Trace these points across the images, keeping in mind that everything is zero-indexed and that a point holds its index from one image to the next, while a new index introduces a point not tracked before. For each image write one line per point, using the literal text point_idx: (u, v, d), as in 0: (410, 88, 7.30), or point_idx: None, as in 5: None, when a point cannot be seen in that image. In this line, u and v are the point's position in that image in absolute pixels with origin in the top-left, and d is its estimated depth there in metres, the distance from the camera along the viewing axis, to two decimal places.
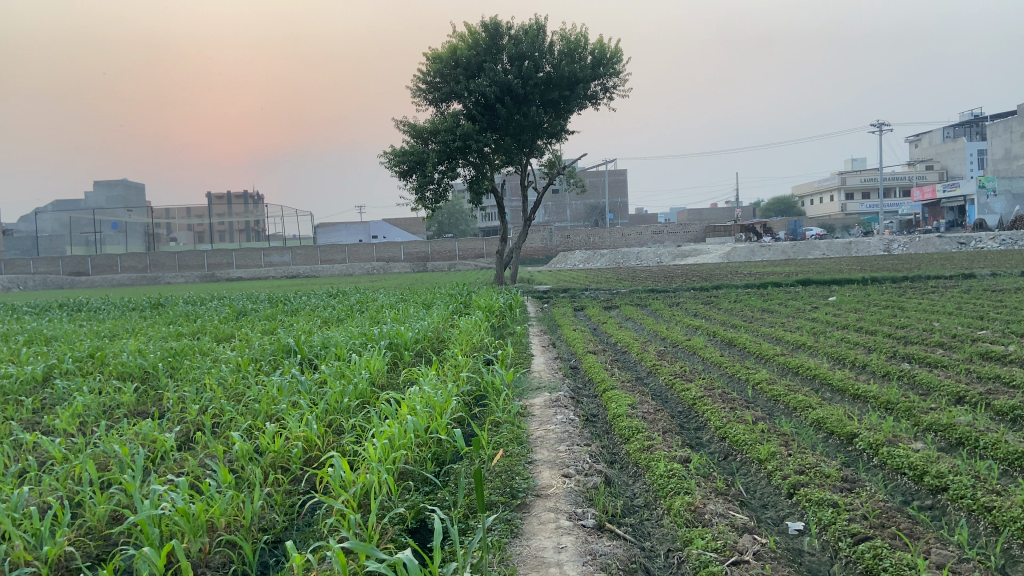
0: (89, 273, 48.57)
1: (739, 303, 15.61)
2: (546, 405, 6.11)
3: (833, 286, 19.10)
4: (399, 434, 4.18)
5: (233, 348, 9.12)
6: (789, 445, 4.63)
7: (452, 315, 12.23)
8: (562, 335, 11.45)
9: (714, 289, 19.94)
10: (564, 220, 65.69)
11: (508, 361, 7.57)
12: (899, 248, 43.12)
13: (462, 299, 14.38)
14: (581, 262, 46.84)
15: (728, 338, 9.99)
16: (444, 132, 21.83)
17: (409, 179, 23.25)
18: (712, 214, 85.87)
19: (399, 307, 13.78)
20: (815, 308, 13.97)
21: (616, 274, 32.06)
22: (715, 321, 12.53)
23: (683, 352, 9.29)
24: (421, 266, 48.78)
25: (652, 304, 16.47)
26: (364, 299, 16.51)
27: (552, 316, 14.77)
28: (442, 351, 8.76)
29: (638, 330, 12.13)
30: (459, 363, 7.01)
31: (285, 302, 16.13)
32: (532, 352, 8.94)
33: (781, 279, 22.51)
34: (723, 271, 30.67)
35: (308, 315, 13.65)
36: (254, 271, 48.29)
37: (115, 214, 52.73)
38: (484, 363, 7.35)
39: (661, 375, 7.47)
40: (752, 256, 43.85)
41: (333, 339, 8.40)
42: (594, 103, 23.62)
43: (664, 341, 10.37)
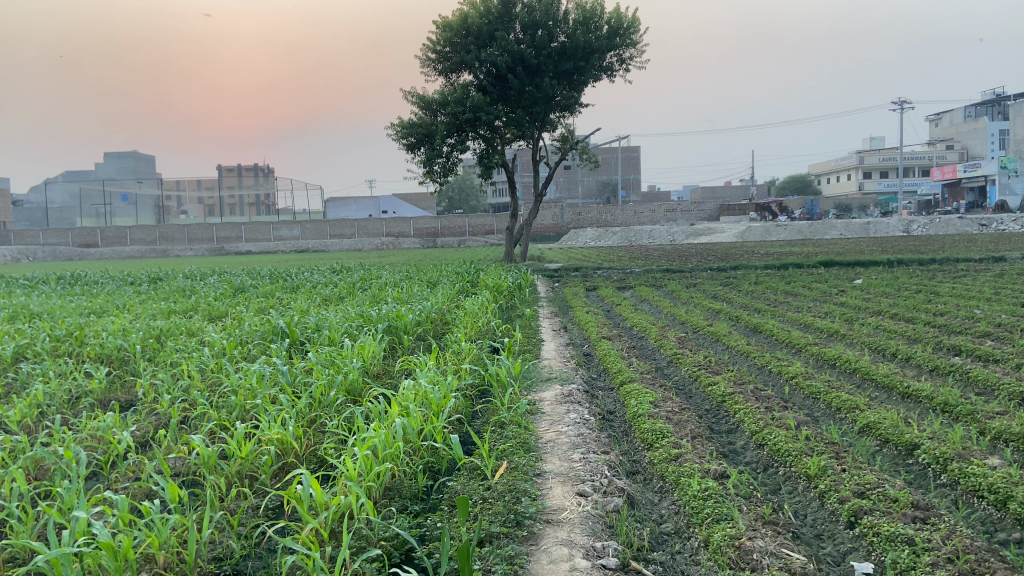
0: (99, 245, 48.22)
1: (760, 286, 14.91)
2: (557, 400, 5.48)
3: (856, 268, 18.35)
4: (385, 443, 3.55)
5: (222, 329, 8.52)
6: (841, 459, 4.00)
7: (459, 295, 11.59)
8: (575, 318, 10.79)
9: (732, 270, 19.21)
10: (576, 197, 64.81)
11: (516, 349, 6.94)
12: (919, 230, 42.09)
13: (470, 277, 13.73)
14: (593, 240, 46.06)
15: (753, 324, 9.29)
16: (453, 103, 21.06)
17: (417, 151, 22.57)
18: (726, 193, 84.63)
19: (404, 285, 13.14)
20: (842, 292, 13.24)
21: (629, 252, 31.28)
22: (737, 304, 11.85)
23: (705, 340, 8.62)
24: (431, 242, 48.13)
25: (668, 285, 15.79)
26: (369, 276, 15.90)
27: (563, 296, 14.11)
28: (446, 335, 8.14)
29: (654, 313, 11.48)
30: (461, 350, 6.37)
31: (286, 278, 15.52)
32: (541, 338, 8.29)
33: (801, 260, 21.72)
34: (739, 251, 29.85)
35: (309, 292, 13.06)
36: (263, 245, 47.81)
37: (125, 186, 52.31)
38: (489, 351, 6.73)
39: (684, 366, 6.82)
40: (767, 235, 42.92)
41: (328, 321, 7.78)
42: (610, 75, 22.70)
43: (683, 326, 9.70)
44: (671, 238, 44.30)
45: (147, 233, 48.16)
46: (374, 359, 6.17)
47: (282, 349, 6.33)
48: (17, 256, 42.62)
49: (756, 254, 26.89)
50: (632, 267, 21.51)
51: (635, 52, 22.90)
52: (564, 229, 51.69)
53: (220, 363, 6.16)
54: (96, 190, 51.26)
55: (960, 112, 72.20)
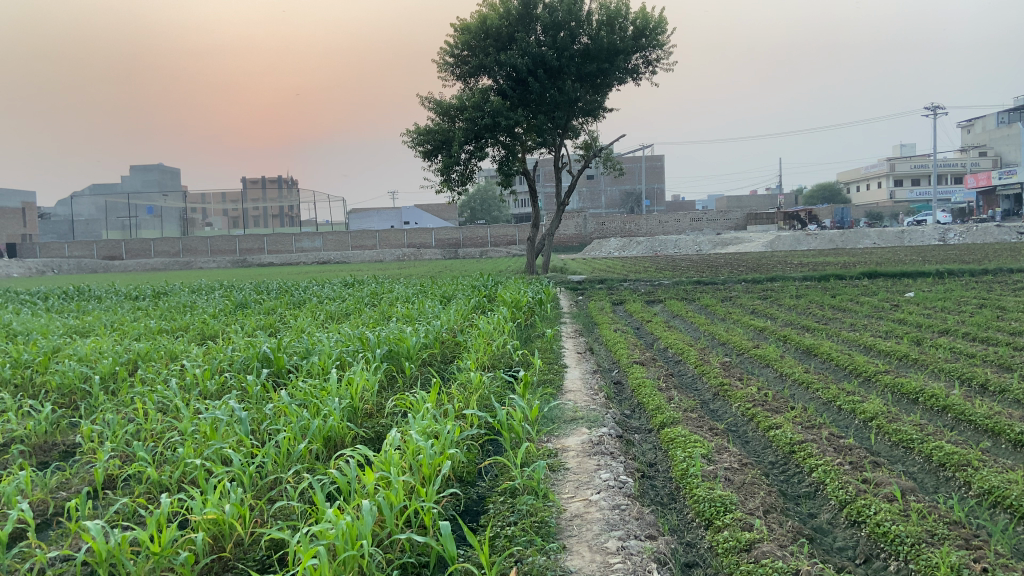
0: (123, 257, 48.00)
1: (802, 299, 13.71)
2: (584, 451, 4.40)
3: (903, 279, 17.04)
4: (344, 545, 2.54)
5: (206, 352, 7.56)
6: (979, 554, 2.93)
7: (474, 311, 10.56)
8: (603, 337, 9.71)
9: (767, 282, 18.01)
10: (600, 206, 63.77)
11: (534, 381, 5.91)
12: (956, 238, 40.34)
13: (487, 292, 12.73)
14: (617, 250, 44.96)
15: (806, 347, 8.15)
16: (471, 108, 20.15)
17: (434, 159, 21.72)
18: (752, 202, 82.98)
19: (417, 300, 12.14)
20: (896, 307, 12.01)
21: (654, 263, 30.01)
22: (782, 322, 10.67)
23: (753, 366, 7.50)
24: (453, 253, 47.30)
25: (700, 298, 14.68)
26: (381, 289, 14.96)
27: (588, 312, 13.05)
28: (454, 361, 7.11)
29: (689, 332, 10.36)
30: (470, 384, 5.33)
31: (294, 293, 14.63)
32: (565, 364, 7.23)
33: (843, 271, 20.38)
34: (770, 262, 28.60)
35: (315, 309, 12.11)
36: (285, 256, 47.28)
37: (150, 199, 52.20)
38: (503, 382, 5.71)
39: (736, 402, 5.72)
40: (797, 245, 41.50)
41: (320, 346, 6.79)
42: (635, 78, 21.67)
43: (725, 349, 8.58)
44: (697, 248, 43.00)
45: (170, 245, 47.88)
46: (364, 396, 5.16)
47: (257, 382, 5.36)
48: (40, 269, 42.48)
49: (790, 265, 25.61)
50: (661, 279, 20.38)
51: (662, 54, 21.85)
52: (588, 239, 50.63)
53: (183, 399, 5.20)
54: (121, 203, 51.07)
55: (994, 117, 69.96)
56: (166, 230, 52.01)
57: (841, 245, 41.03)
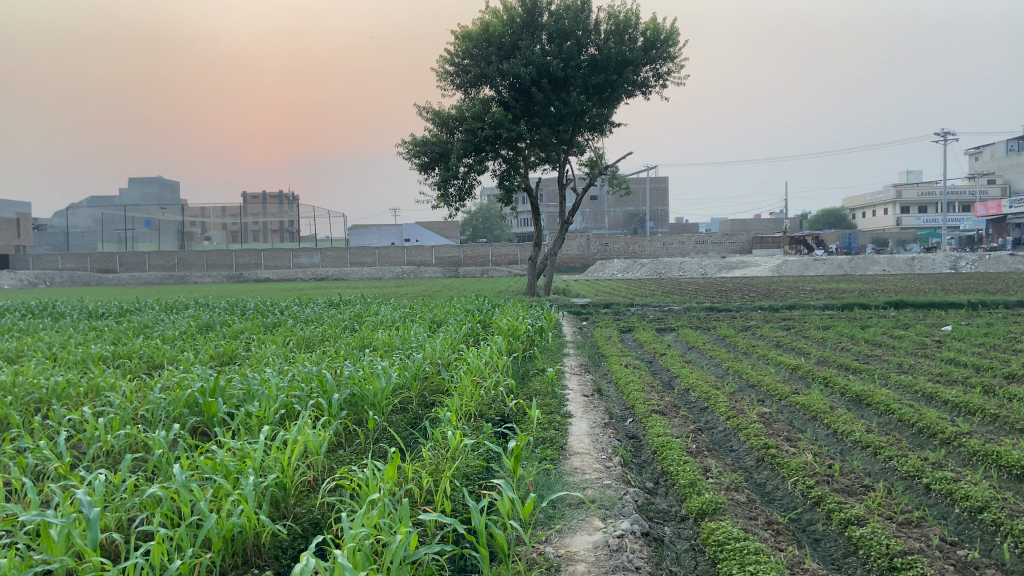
0: (118, 269, 46.77)
1: (828, 332, 12.38)
2: (597, 563, 3.10)
3: (933, 310, 15.72)
4: None
5: (133, 389, 6.27)
6: None
7: (465, 341, 9.25)
8: (612, 375, 8.37)
9: (786, 310, 16.78)
10: (602, 228, 62.73)
11: (529, 445, 4.62)
12: (968, 266, 39.04)
13: (481, 317, 11.40)
14: (621, 271, 43.74)
15: (857, 394, 6.82)
16: (471, 119, 18.97)
17: (431, 172, 20.55)
18: (756, 225, 81.75)
19: (402, 325, 10.79)
20: (939, 345, 10.65)
21: (659, 287, 28.74)
22: (816, 361, 9.31)
23: (797, 420, 6.17)
24: (454, 271, 46.09)
25: (716, 327, 13.36)
26: (367, 311, 13.61)
27: (593, 341, 11.73)
28: (432, 410, 5.82)
29: (711, 369, 9.02)
30: (445, 454, 4.05)
31: (274, 315, 13.29)
32: (568, 412, 5.94)
33: (863, 299, 19.15)
34: (781, 287, 27.32)
35: (289, 334, 10.79)
36: (283, 272, 46.04)
37: (148, 212, 50.97)
38: (486, 449, 4.40)
39: (792, 477, 4.41)
40: (805, 270, 40.30)
41: (265, 387, 5.52)
42: (645, 91, 20.50)
43: (757, 394, 7.24)
44: (702, 272, 41.74)
45: (166, 259, 46.61)
46: (302, 466, 3.88)
47: (165, 442, 4.08)
48: (33, 280, 41.20)
49: (803, 291, 24.35)
50: (670, 304, 19.10)
51: (673, 66, 20.69)
52: (591, 260, 49.43)
53: (63, 464, 3.93)
54: (118, 215, 49.68)
55: (1002, 145, 68.64)
56: (163, 243, 50.62)
57: (850, 271, 39.73)
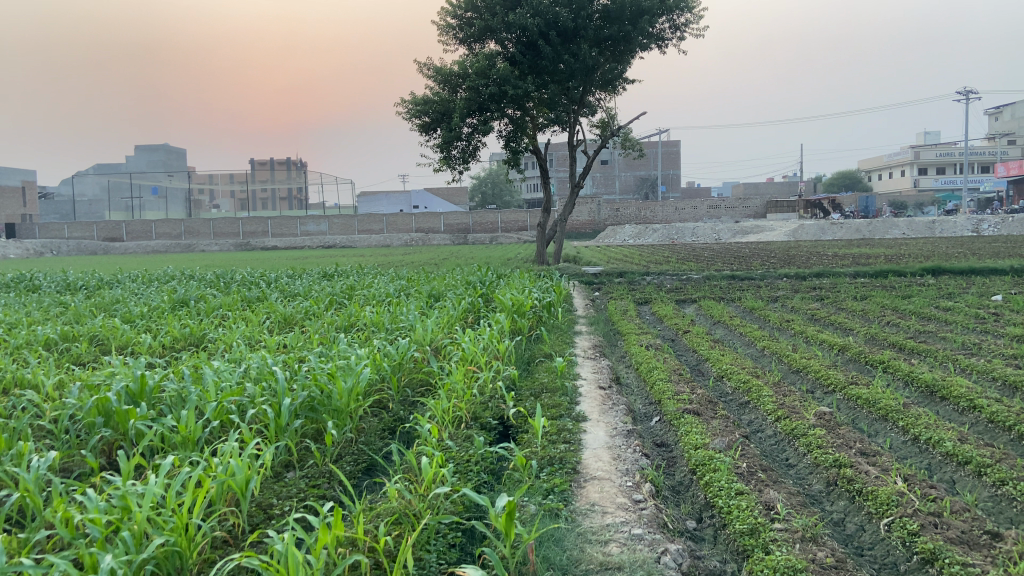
0: (123, 239, 45.63)
1: (865, 304, 11.16)
2: None
3: (975, 278, 14.38)
4: None
5: (61, 384, 5.20)
6: None
7: (462, 319, 8.16)
8: (630, 360, 7.22)
9: (814, 278, 15.55)
10: (613, 192, 61.25)
11: (531, 480, 3.52)
12: (992, 229, 37.35)
13: (483, 291, 10.26)
14: (632, 237, 42.52)
15: (928, 384, 5.67)
16: (475, 75, 17.64)
17: (433, 133, 19.26)
18: (771, 188, 79.91)
19: (395, 300, 9.66)
20: (998, 318, 9.37)
21: (674, 253, 27.44)
22: (864, 340, 8.11)
23: (862, 420, 5.05)
24: (462, 238, 44.89)
25: (741, 299, 12.17)
26: (362, 283, 12.45)
27: (607, 316, 10.56)
28: (415, 420, 4.73)
29: (744, 350, 7.86)
30: (413, 508, 2.96)
31: (264, 288, 12.17)
32: (583, 414, 4.84)
33: (895, 265, 17.78)
34: (802, 253, 25.99)
35: (272, 309, 9.69)
36: (289, 240, 44.94)
37: (154, 179, 49.69)
38: (468, 495, 3.30)
39: (885, 517, 3.30)
40: (822, 234, 38.82)
41: (206, 388, 4.44)
42: (661, 43, 19.03)
43: (805, 384, 6.11)
44: (716, 237, 40.34)
45: (171, 227, 45.66)
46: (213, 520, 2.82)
47: (35, 481, 3.01)
48: (39, 250, 40.30)
49: (826, 257, 22.98)
50: (689, 272, 17.87)
51: (691, 16, 19.15)
52: (602, 225, 47.97)
53: None
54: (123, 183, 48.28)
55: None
56: (170, 212, 49.73)
57: (869, 235, 38.29)
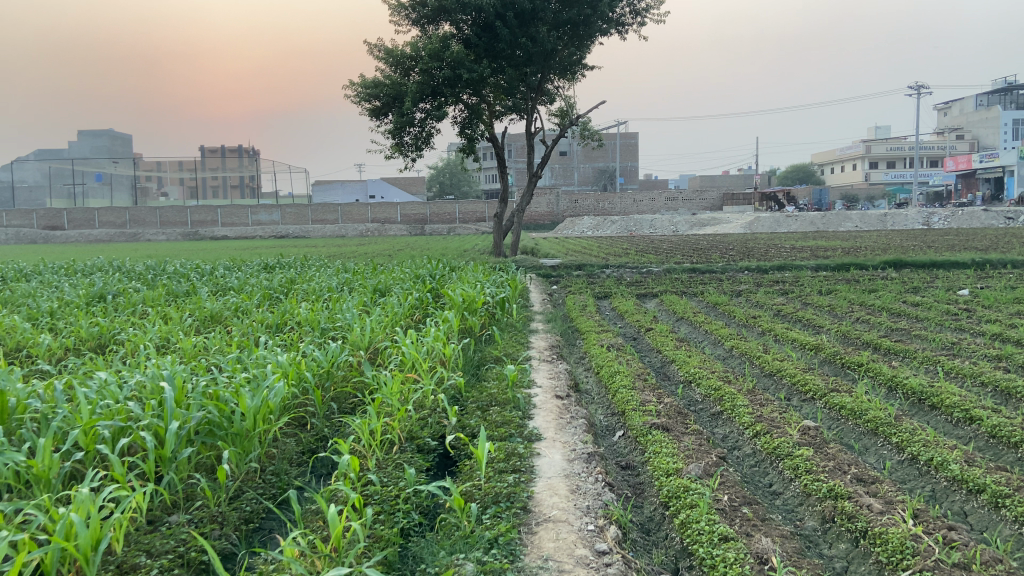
0: (65, 228, 43.37)
1: (831, 299, 10.72)
2: None
3: (937, 272, 14.12)
4: None
5: None
6: None
7: (407, 317, 7.45)
8: (590, 362, 6.59)
9: (776, 271, 15.19)
10: (571, 183, 60.84)
11: (470, 532, 2.85)
12: (941, 222, 37.74)
13: (432, 286, 9.51)
14: (590, 229, 42.09)
15: (916, 391, 5.15)
16: (427, 57, 16.79)
17: (384, 118, 18.39)
18: (726, 181, 80.49)
19: (335, 296, 8.88)
20: (970, 314, 8.97)
21: (633, 244, 26.98)
22: (837, 339, 7.61)
23: (849, 434, 4.51)
24: (418, 229, 43.95)
25: (704, 293, 11.69)
26: (304, 278, 11.51)
27: (564, 313, 9.93)
28: (339, 445, 4.05)
29: (711, 350, 7.29)
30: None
31: (198, 283, 11.14)
32: (536, 432, 4.19)
33: (854, 258, 17.55)
34: (760, 245, 25.78)
35: (200, 305, 8.77)
36: (240, 230, 43.29)
37: (99, 165, 47.21)
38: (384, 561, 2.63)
39: (900, 569, 2.73)
40: (777, 227, 38.87)
41: (77, 408, 3.67)
42: (620, 28, 18.43)
43: (782, 391, 5.55)
44: (673, 229, 40.16)
45: (116, 216, 43.57)
46: None
47: None
48: None
49: (784, 250, 22.79)
50: (649, 265, 17.35)
51: (651, 1, 18.60)
52: (560, 217, 47.42)
53: None
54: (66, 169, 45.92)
55: (972, 99, 67.11)
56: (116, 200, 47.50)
57: (823, 227, 38.50)
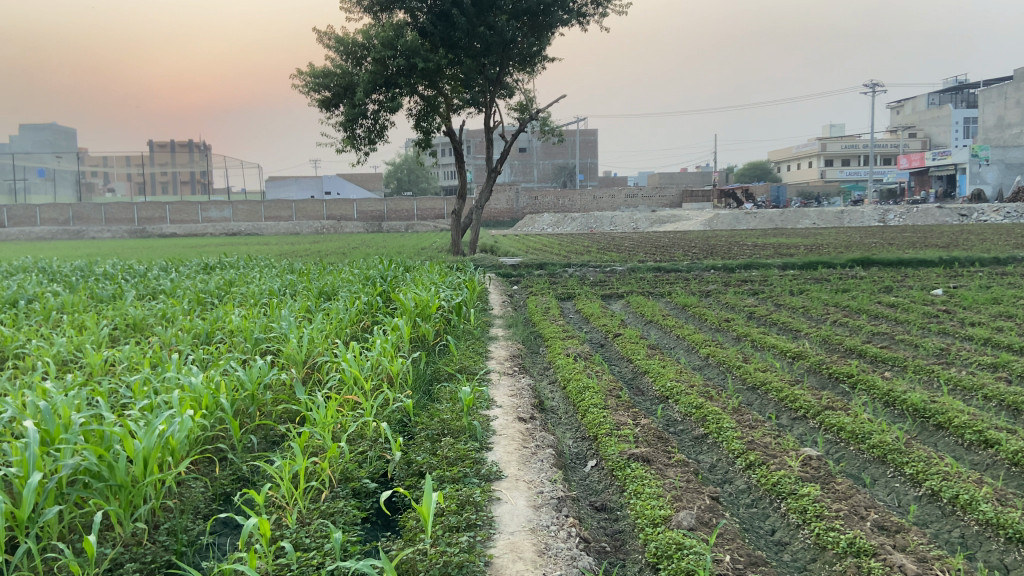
0: (5, 224, 41.09)
1: (804, 300, 10.28)
2: None
3: (905, 270, 13.86)
4: None
5: None
6: None
7: (353, 323, 6.74)
8: (555, 374, 5.96)
9: (743, 270, 14.78)
10: (531, 180, 60.32)
11: None
12: (896, 220, 38.12)
13: (384, 289, 8.76)
14: (550, 226, 41.55)
15: (918, 408, 4.63)
16: (380, 46, 15.97)
17: (335, 109, 17.53)
18: (685, 178, 80.86)
19: (275, 301, 8.10)
20: (951, 316, 8.57)
21: (594, 242, 26.49)
22: (819, 345, 7.11)
23: (854, 463, 3.95)
24: (376, 226, 42.90)
25: (672, 294, 11.18)
26: (246, 279, 10.63)
27: (526, 316, 9.27)
28: (254, 492, 3.36)
29: (686, 358, 6.72)
30: None
31: (129, 286, 10.16)
32: (496, 469, 3.53)
33: (819, 256, 17.27)
34: (722, 243, 25.51)
35: (126, 312, 7.87)
36: (190, 227, 41.63)
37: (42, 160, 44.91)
38: None
39: None
40: (736, 224, 38.80)
41: None
42: (581, 20, 17.84)
43: (770, 408, 4.98)
44: (634, 226, 39.86)
45: (59, 212, 41.56)
46: None
47: None
48: None
49: (747, 248, 22.53)
50: (612, 263, 16.85)
51: None
52: (519, 214, 46.81)
53: None
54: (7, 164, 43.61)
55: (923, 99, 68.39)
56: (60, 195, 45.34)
57: (782, 224, 38.60)
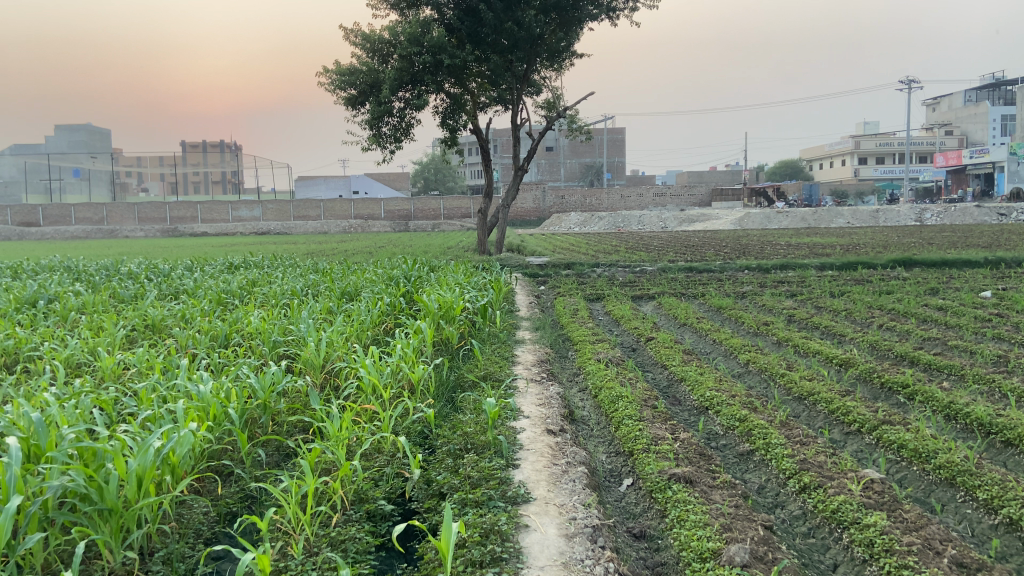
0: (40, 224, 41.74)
1: (845, 302, 9.81)
2: None
3: (949, 271, 13.27)
4: None
5: None
6: None
7: (374, 325, 6.47)
8: (586, 381, 5.63)
9: (777, 270, 14.29)
10: (558, 179, 59.91)
11: None
12: (934, 219, 37.11)
13: (408, 289, 8.47)
14: (578, 225, 41.13)
15: (986, 423, 4.22)
16: (406, 43, 15.72)
17: (361, 107, 17.33)
18: (715, 176, 79.81)
19: (296, 301, 7.86)
20: (1005, 321, 8.06)
21: (622, 241, 26.07)
22: (866, 351, 6.67)
23: (920, 486, 3.57)
24: (403, 226, 42.81)
25: (705, 295, 10.77)
26: (271, 279, 10.44)
27: (554, 318, 8.94)
28: (261, 513, 3.08)
29: (724, 365, 6.34)
30: None
31: (153, 286, 10.02)
32: (524, 492, 3.22)
33: (855, 256, 16.72)
34: (754, 243, 24.93)
35: (145, 313, 7.67)
36: (220, 227, 41.91)
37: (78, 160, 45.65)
38: None
39: None
40: (767, 223, 38.03)
41: None
42: (611, 14, 17.43)
43: (820, 422, 4.60)
44: (662, 225, 39.28)
45: (93, 212, 42.10)
46: None
47: None
48: None
49: (780, 247, 21.95)
50: (641, 263, 16.47)
51: None
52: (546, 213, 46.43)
53: None
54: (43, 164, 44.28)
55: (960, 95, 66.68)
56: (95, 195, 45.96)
57: (814, 224, 37.77)
